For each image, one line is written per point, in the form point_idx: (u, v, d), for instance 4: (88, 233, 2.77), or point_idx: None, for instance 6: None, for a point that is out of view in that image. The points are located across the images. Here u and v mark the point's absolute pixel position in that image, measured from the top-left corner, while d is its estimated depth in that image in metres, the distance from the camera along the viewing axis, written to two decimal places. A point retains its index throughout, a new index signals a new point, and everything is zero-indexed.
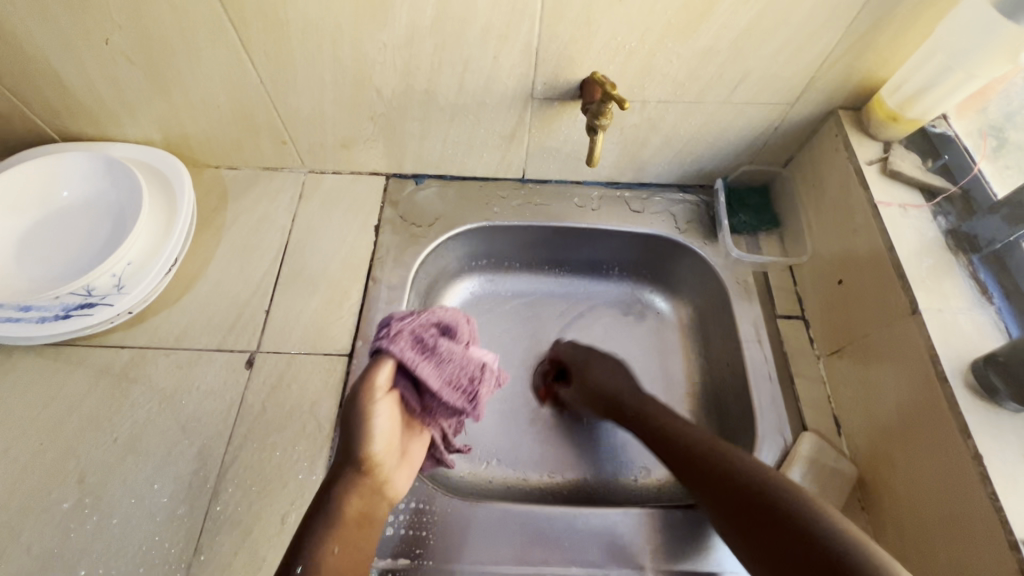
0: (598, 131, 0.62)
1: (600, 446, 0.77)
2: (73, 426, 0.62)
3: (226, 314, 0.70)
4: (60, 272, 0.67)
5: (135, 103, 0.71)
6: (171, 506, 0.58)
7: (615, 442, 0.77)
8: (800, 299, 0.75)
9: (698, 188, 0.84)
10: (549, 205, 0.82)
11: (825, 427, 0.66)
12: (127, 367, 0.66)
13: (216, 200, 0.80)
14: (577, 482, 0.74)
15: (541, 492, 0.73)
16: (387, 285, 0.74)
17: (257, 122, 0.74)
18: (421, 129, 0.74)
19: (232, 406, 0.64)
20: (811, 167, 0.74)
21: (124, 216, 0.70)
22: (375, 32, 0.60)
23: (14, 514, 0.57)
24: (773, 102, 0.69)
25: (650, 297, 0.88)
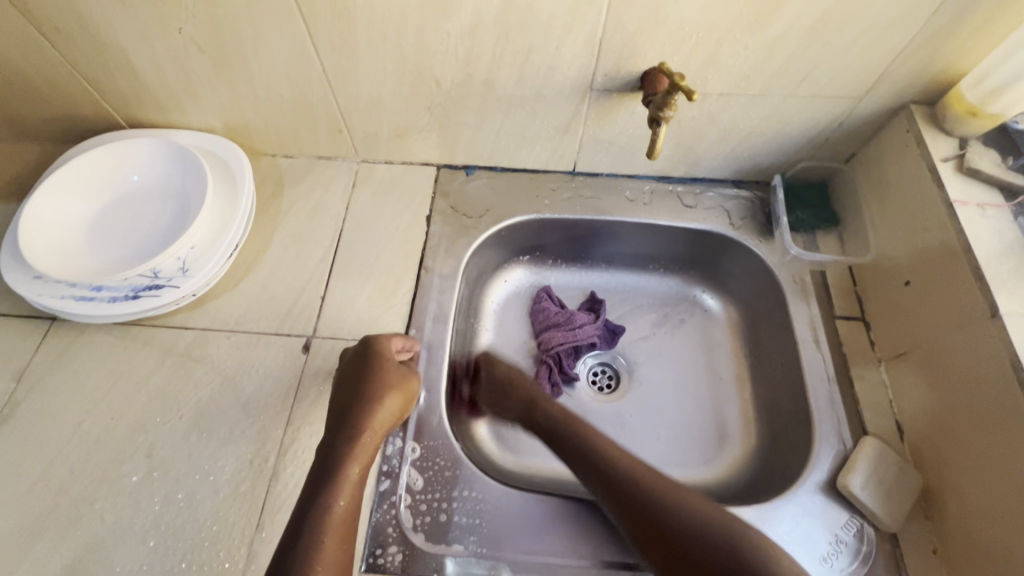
0: (661, 123, 0.61)
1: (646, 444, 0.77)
2: (141, 402, 0.64)
3: (283, 299, 0.72)
4: (128, 254, 0.70)
5: (200, 91, 0.72)
6: (234, 483, 0.60)
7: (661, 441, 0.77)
8: (860, 300, 0.72)
9: (752, 183, 0.82)
10: (599, 198, 0.82)
11: (887, 431, 0.64)
12: (190, 348, 0.68)
13: (272, 187, 0.81)
14: None
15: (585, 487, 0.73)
16: (439, 275, 0.74)
17: (316, 111, 0.75)
18: (476, 120, 0.74)
19: (289, 388, 0.65)
20: (876, 163, 0.72)
21: (188, 202, 0.72)
22: (439, 21, 0.60)
23: (88, 484, 0.60)
24: (840, 96, 0.67)
25: (698, 294, 0.86)
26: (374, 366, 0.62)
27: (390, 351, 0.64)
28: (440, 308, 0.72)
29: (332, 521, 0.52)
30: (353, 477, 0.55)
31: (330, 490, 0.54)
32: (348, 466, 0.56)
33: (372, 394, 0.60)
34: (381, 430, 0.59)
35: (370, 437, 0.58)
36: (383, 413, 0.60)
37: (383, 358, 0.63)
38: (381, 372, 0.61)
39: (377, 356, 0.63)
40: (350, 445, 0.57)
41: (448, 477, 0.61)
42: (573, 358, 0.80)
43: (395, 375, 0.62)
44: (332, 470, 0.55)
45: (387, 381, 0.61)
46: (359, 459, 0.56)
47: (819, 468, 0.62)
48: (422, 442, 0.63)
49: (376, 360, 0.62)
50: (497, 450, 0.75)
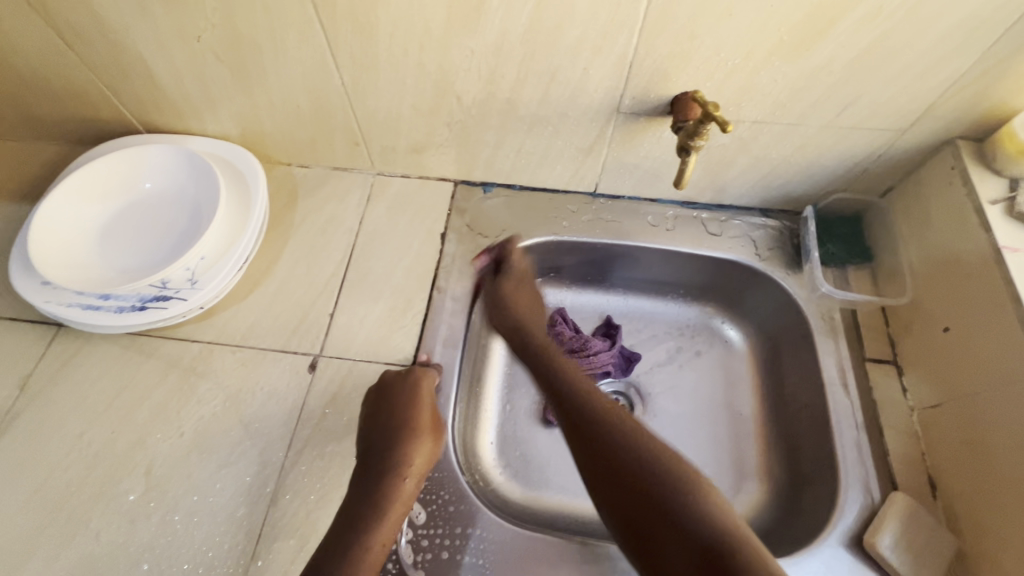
0: (691, 152, 0.58)
1: None
2: (142, 417, 0.63)
3: (291, 315, 0.70)
4: (138, 263, 0.68)
5: (217, 99, 0.71)
6: (232, 507, 0.58)
7: None
8: (893, 342, 0.69)
9: (781, 213, 0.79)
10: (619, 222, 0.79)
11: (918, 486, 0.61)
12: (195, 362, 0.66)
13: (286, 198, 0.80)
14: None
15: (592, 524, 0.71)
16: (452, 296, 0.72)
17: (333, 123, 0.73)
18: (497, 138, 0.72)
19: (293, 409, 0.63)
20: (916, 199, 0.68)
21: (200, 211, 0.71)
22: (463, 38, 0.58)
23: (85, 500, 0.58)
24: (881, 128, 0.63)
25: (719, 325, 0.83)
26: (411, 402, 0.61)
27: (428, 387, 0.63)
28: (451, 332, 0.69)
29: (368, 561, 0.52)
30: (392, 519, 0.55)
31: (369, 530, 0.53)
32: (387, 506, 0.55)
33: (410, 434, 0.59)
34: (419, 471, 0.59)
35: (409, 478, 0.58)
36: (421, 453, 0.59)
37: (420, 394, 0.62)
38: (418, 410, 0.61)
39: (415, 392, 0.62)
40: (389, 484, 0.56)
41: (452, 512, 0.59)
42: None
43: (431, 413, 0.62)
44: (369, 511, 0.55)
45: (423, 421, 0.61)
46: (399, 499, 0.56)
47: (845, 523, 0.59)
48: (428, 473, 0.61)
49: (413, 396, 0.61)
50: (504, 478, 0.73)
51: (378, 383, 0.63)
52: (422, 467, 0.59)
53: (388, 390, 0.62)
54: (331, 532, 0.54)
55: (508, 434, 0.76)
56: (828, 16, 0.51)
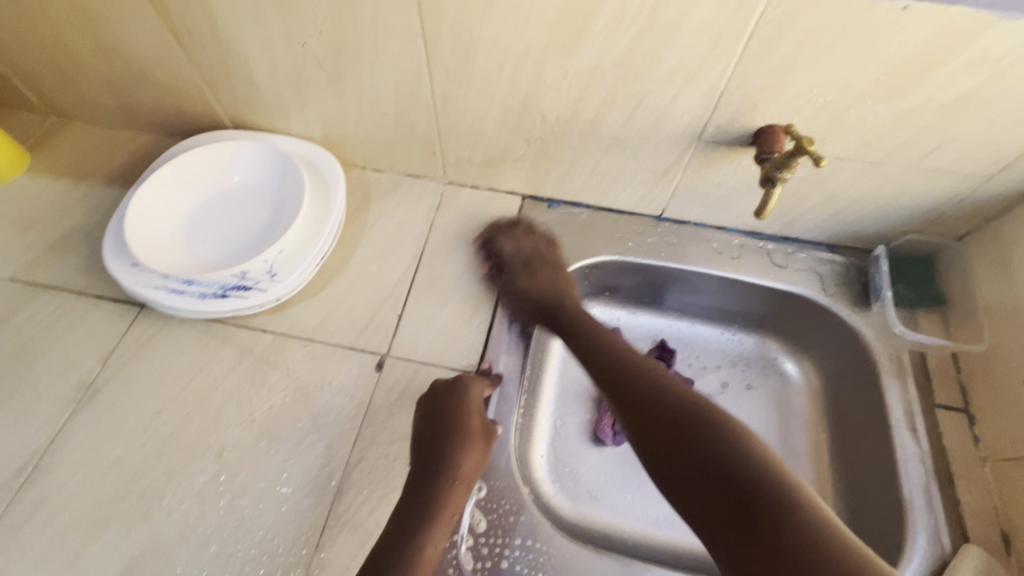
0: (776, 184, 0.59)
1: None
2: (216, 401, 0.65)
3: (361, 313, 0.72)
4: (220, 252, 0.71)
5: (308, 102, 0.74)
6: (298, 497, 0.59)
7: None
8: (964, 391, 0.67)
9: (849, 250, 0.78)
10: (684, 247, 0.79)
11: (990, 541, 0.59)
12: (267, 352, 0.68)
13: (360, 199, 0.82)
14: (680, 545, 0.71)
15: (640, 548, 0.70)
16: (517, 307, 0.73)
17: (414, 132, 0.76)
18: (573, 157, 0.73)
19: (360, 406, 0.65)
20: (996, 246, 0.67)
21: (282, 207, 0.74)
22: (559, 59, 0.60)
23: (158, 478, 0.60)
24: (967, 173, 0.63)
25: (777, 357, 0.82)
26: (462, 411, 0.60)
27: (479, 395, 0.63)
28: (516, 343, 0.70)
29: (423, 563, 0.52)
30: (445, 521, 0.56)
31: (424, 534, 0.54)
32: (438, 509, 0.56)
33: (462, 440, 0.59)
34: (470, 476, 0.59)
35: (461, 484, 0.58)
36: (471, 459, 0.59)
37: (470, 403, 0.61)
38: (469, 418, 0.60)
39: (466, 401, 0.61)
40: (441, 489, 0.57)
41: (511, 522, 0.59)
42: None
43: (481, 421, 0.61)
44: (423, 513, 0.55)
45: (473, 429, 0.60)
46: (451, 503, 0.57)
47: (912, 571, 0.57)
48: (488, 481, 0.61)
49: (464, 404, 0.61)
50: (554, 491, 0.73)
51: (431, 390, 0.62)
52: (472, 473, 0.59)
53: (441, 398, 0.61)
54: (387, 533, 0.54)
55: (559, 448, 0.76)
56: (932, 59, 0.52)
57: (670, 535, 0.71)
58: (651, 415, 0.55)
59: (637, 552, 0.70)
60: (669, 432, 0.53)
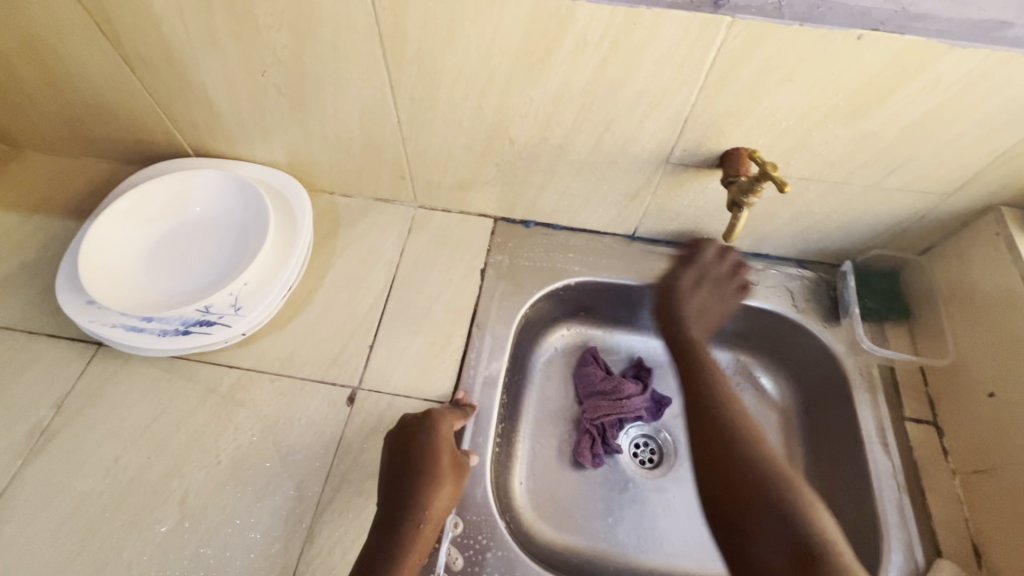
0: (742, 209, 0.60)
1: (689, 532, 0.73)
2: (179, 443, 0.62)
3: (331, 345, 0.70)
4: (182, 286, 0.69)
5: (271, 129, 0.72)
6: (267, 542, 0.57)
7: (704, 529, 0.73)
8: (932, 403, 0.68)
9: (818, 265, 0.79)
10: (657, 266, 0.79)
11: (962, 554, 0.60)
12: (233, 389, 0.66)
13: (328, 226, 0.81)
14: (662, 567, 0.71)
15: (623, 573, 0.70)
16: (491, 333, 0.72)
17: (382, 157, 0.74)
18: (543, 180, 0.73)
19: (331, 443, 0.63)
20: (956, 261, 0.69)
21: (247, 237, 0.71)
22: (524, 87, 0.60)
23: (117, 529, 0.57)
24: (927, 191, 0.64)
25: (753, 372, 0.82)
26: (430, 447, 0.58)
27: (448, 430, 0.60)
28: (491, 371, 0.69)
29: None
30: (410, 567, 0.53)
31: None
32: (403, 553, 0.53)
33: (429, 479, 0.56)
34: (439, 516, 0.56)
35: (428, 526, 0.55)
36: (440, 499, 0.56)
37: (439, 438, 0.58)
38: (438, 455, 0.57)
39: (435, 435, 0.58)
40: (407, 532, 0.54)
41: (487, 559, 0.58)
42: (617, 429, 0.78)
43: (451, 458, 0.58)
44: (386, 559, 0.53)
45: (442, 466, 0.57)
46: (417, 547, 0.54)
47: None
48: (465, 516, 0.60)
49: (433, 439, 0.58)
50: (534, 518, 0.72)
51: (400, 425, 0.60)
52: (440, 514, 0.56)
53: (410, 434, 0.59)
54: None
55: (538, 473, 0.75)
56: (888, 84, 0.53)
57: (652, 558, 0.71)
58: (731, 462, 0.58)
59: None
60: (734, 481, 0.57)
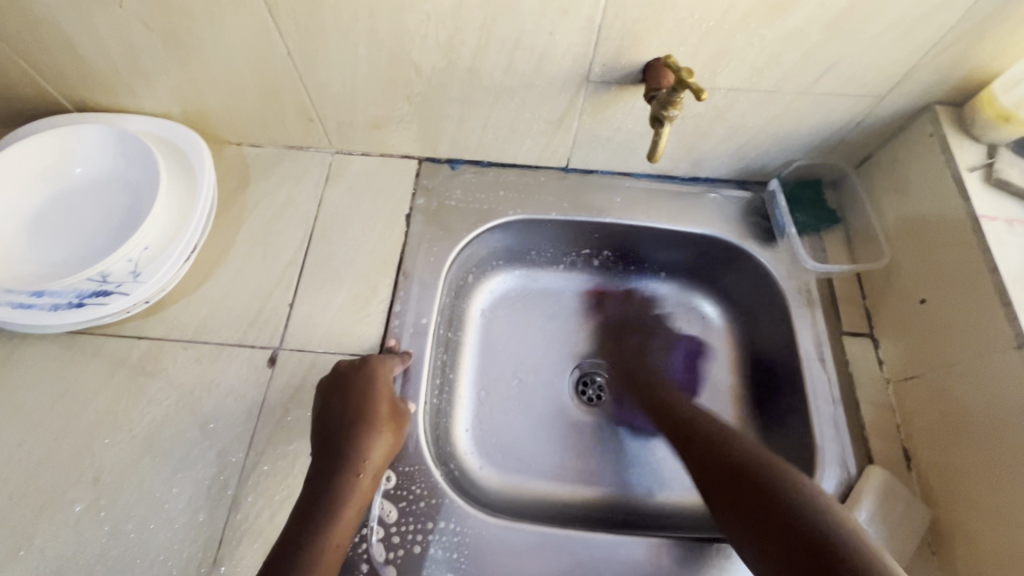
0: (664, 123, 0.55)
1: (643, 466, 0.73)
2: (88, 420, 0.59)
3: (247, 306, 0.66)
4: (73, 256, 0.63)
5: (151, 73, 0.65)
6: (191, 512, 0.55)
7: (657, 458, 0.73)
8: (869, 316, 0.68)
9: (758, 184, 0.77)
10: (592, 198, 0.75)
11: (894, 460, 0.60)
12: (144, 360, 0.62)
13: (238, 179, 0.74)
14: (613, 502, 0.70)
15: (574, 510, 0.69)
16: (419, 281, 0.69)
17: (283, 99, 0.68)
18: (461, 112, 0.67)
19: (252, 406, 0.60)
20: (891, 167, 0.67)
21: (141, 196, 0.65)
22: (417, 2, 0.53)
23: (27, 515, 0.54)
24: (860, 94, 0.61)
25: (697, 301, 0.81)
26: (367, 396, 0.56)
27: (385, 378, 0.58)
28: (420, 319, 0.66)
29: (324, 564, 0.48)
30: (347, 518, 0.51)
31: (322, 532, 0.49)
32: (341, 503, 0.51)
33: (366, 427, 0.54)
34: (376, 466, 0.54)
35: (366, 475, 0.53)
36: (378, 450, 0.54)
37: (376, 385, 0.57)
38: (376, 403, 0.56)
39: (371, 384, 0.57)
40: (342, 484, 0.52)
41: (423, 508, 0.57)
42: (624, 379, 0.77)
43: (389, 407, 0.57)
44: (321, 510, 0.50)
45: (380, 414, 0.56)
46: (353, 499, 0.51)
47: None
48: (397, 468, 0.58)
49: (369, 387, 0.57)
50: (479, 465, 0.70)
51: (330, 374, 0.58)
52: (378, 465, 0.54)
53: (343, 382, 0.57)
54: (282, 538, 0.49)
55: (483, 420, 0.73)
56: None
57: (600, 492, 0.71)
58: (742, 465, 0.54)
59: (570, 515, 0.69)
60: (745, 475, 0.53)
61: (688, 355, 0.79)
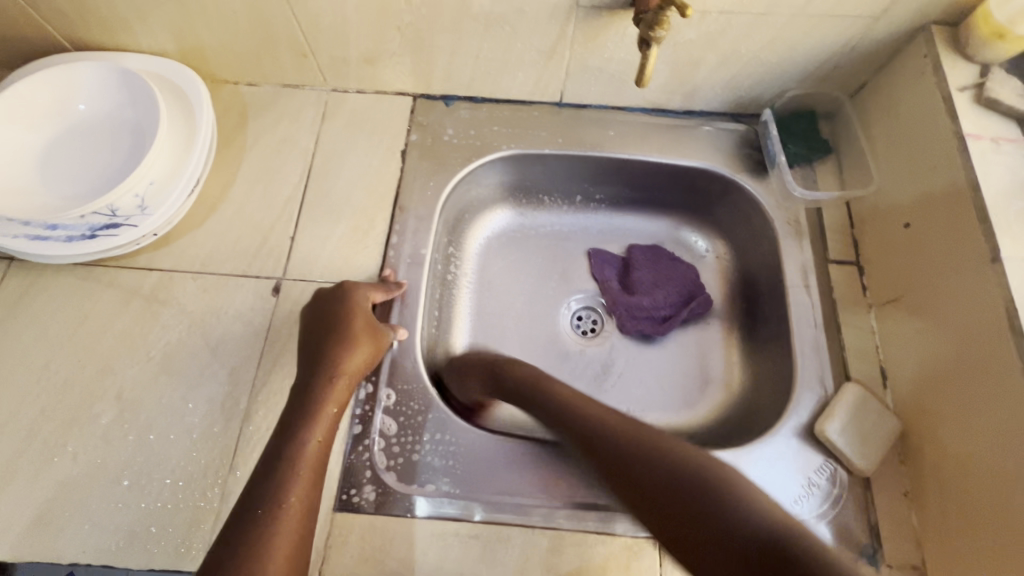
0: (652, 45, 0.55)
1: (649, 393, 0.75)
2: (107, 344, 0.63)
3: (249, 240, 0.68)
4: (82, 190, 0.65)
5: (145, 8, 0.65)
6: (206, 425, 0.59)
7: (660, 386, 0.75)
8: (856, 244, 0.69)
9: (752, 117, 0.76)
10: (585, 133, 0.76)
11: (871, 378, 0.63)
12: (156, 289, 0.65)
13: (237, 117, 0.76)
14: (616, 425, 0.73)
15: None
16: (415, 215, 0.71)
17: (276, 33, 0.68)
18: (453, 43, 0.68)
19: (259, 331, 0.63)
20: (885, 94, 0.67)
21: (142, 132, 0.67)
22: None
23: (59, 426, 0.59)
24: (854, 15, 0.60)
25: (690, 238, 0.82)
26: (343, 313, 0.60)
27: (362, 298, 0.61)
28: (416, 250, 0.69)
29: (306, 454, 0.52)
30: (326, 418, 0.55)
31: (303, 429, 0.53)
32: (320, 405, 0.55)
33: (342, 338, 0.58)
34: (353, 373, 0.58)
35: (343, 380, 0.57)
36: (354, 359, 0.58)
37: (354, 304, 0.60)
38: (352, 318, 0.59)
39: (347, 303, 0.60)
40: (321, 387, 0.56)
41: (420, 422, 0.61)
42: (637, 302, 0.78)
43: (365, 321, 0.60)
44: (303, 414, 0.54)
45: (356, 328, 0.59)
46: (331, 400, 0.55)
47: (798, 414, 0.61)
48: (396, 387, 0.62)
49: (346, 306, 0.60)
50: None
51: (314, 299, 0.62)
52: (356, 372, 0.58)
53: (323, 303, 0.61)
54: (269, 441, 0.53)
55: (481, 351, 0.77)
56: None
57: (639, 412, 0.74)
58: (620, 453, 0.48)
59: None
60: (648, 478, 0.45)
61: (678, 296, 0.78)
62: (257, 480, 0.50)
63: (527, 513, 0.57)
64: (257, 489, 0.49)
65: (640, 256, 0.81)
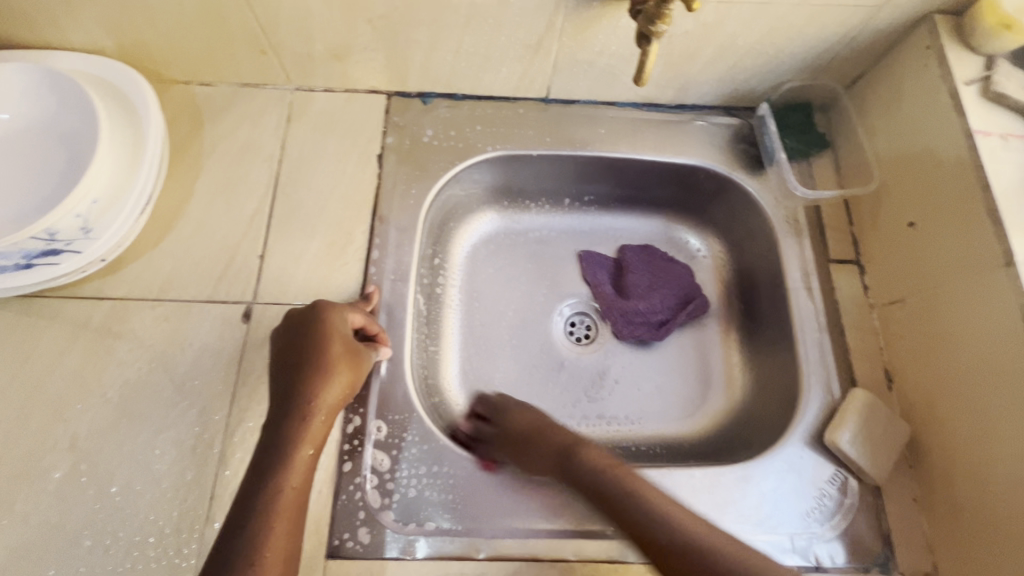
0: (652, 40, 0.51)
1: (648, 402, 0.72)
2: (56, 386, 0.56)
3: (213, 261, 0.62)
4: (12, 213, 0.57)
5: (74, 0, 0.57)
6: (177, 472, 0.54)
7: (659, 395, 0.73)
8: (856, 242, 0.67)
9: (745, 110, 0.73)
10: (574, 130, 0.71)
11: (876, 381, 0.61)
12: (108, 322, 0.58)
13: (190, 122, 0.68)
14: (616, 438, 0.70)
15: None
16: (396, 226, 0.65)
17: (231, 28, 0.61)
18: (430, 37, 0.62)
19: (231, 363, 0.58)
20: (884, 86, 0.64)
21: (81, 143, 0.59)
22: None
23: (5, 484, 0.52)
24: (857, 4, 0.57)
25: (684, 237, 0.79)
26: (318, 338, 0.54)
27: (339, 319, 0.55)
28: (399, 265, 0.63)
29: (282, 504, 0.46)
30: (303, 461, 0.49)
31: (278, 475, 0.47)
32: (296, 447, 0.49)
33: (317, 368, 0.52)
34: (331, 407, 0.52)
35: (319, 416, 0.51)
36: (331, 392, 0.52)
37: (329, 327, 0.54)
38: (328, 343, 0.53)
39: (322, 326, 0.54)
40: (295, 425, 0.50)
41: (415, 454, 0.56)
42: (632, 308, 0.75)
43: (343, 347, 0.54)
44: (276, 455, 0.49)
45: (333, 355, 0.53)
46: (307, 439, 0.50)
47: (806, 423, 0.60)
48: (386, 417, 0.57)
49: (322, 330, 0.54)
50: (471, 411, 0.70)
51: (286, 321, 0.57)
52: (334, 405, 0.52)
53: (296, 325, 0.55)
54: (241, 486, 0.48)
55: (473, 366, 0.72)
56: None
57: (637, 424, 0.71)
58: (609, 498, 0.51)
59: None
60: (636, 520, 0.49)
61: (674, 299, 0.75)
62: (227, 533, 0.45)
63: (533, 546, 0.54)
64: (229, 542, 0.44)
65: (635, 258, 0.78)
